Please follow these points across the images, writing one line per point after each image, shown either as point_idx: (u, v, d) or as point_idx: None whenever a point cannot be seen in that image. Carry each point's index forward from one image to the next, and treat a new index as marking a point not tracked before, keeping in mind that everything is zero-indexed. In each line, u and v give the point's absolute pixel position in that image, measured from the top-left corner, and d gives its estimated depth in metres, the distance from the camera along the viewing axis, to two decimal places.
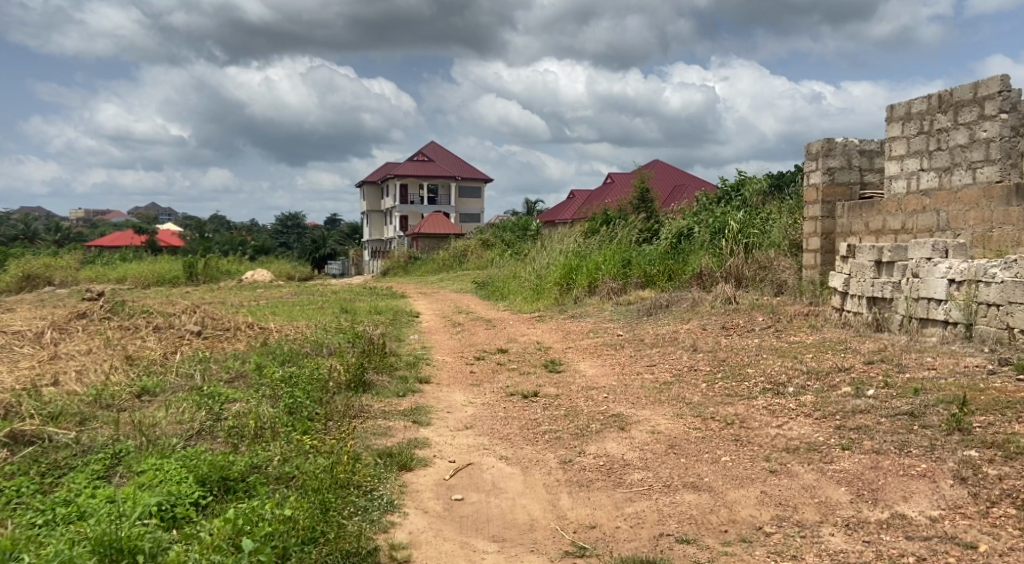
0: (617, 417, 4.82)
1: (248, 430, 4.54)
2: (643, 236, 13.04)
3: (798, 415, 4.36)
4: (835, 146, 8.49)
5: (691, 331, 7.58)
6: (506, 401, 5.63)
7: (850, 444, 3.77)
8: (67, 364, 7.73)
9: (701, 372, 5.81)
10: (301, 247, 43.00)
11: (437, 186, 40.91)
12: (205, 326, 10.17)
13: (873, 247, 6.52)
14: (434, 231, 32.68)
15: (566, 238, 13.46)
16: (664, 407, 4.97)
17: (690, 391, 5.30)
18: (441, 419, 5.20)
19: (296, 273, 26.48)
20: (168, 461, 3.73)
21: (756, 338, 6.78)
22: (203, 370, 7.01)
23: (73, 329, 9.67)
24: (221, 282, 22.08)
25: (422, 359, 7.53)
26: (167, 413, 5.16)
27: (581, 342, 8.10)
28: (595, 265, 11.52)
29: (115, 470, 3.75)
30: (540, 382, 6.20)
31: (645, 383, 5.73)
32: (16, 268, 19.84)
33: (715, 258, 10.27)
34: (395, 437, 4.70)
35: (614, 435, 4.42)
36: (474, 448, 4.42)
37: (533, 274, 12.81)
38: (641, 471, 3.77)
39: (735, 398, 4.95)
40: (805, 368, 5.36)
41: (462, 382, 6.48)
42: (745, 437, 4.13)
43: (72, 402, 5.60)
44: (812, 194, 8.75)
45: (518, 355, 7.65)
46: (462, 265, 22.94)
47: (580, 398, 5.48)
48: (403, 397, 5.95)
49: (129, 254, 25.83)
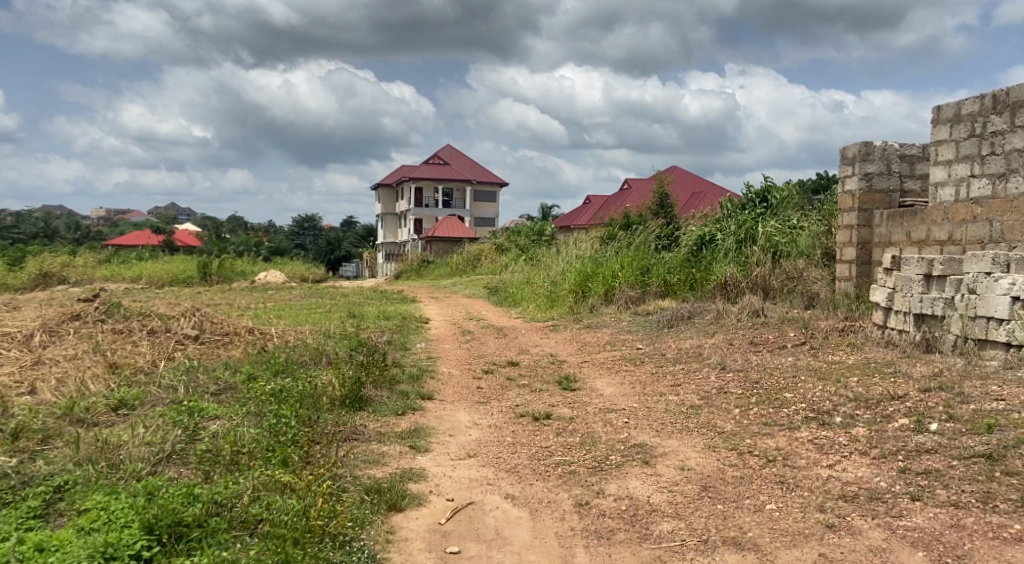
0: (639, 447, 4.24)
1: (223, 456, 4.11)
2: (662, 242, 12.43)
3: (851, 453, 3.76)
4: (873, 149, 7.88)
5: (716, 346, 6.99)
6: (515, 423, 5.06)
7: (920, 494, 3.21)
8: (49, 370, 7.32)
9: (732, 395, 5.21)
10: (315, 249, 42.64)
11: (453, 190, 40.49)
12: (203, 330, 9.72)
13: (921, 259, 5.87)
14: (450, 234, 32.21)
15: (583, 245, 12.89)
16: (692, 437, 4.38)
17: (721, 417, 4.72)
18: (442, 444, 4.64)
19: (310, 275, 26.06)
20: (116, 497, 3.29)
21: (790, 356, 6.18)
22: (188, 381, 6.52)
23: (65, 332, 9.23)
24: (233, 283, 21.73)
25: (426, 371, 6.98)
26: (136, 434, 4.67)
27: (598, 355, 7.52)
28: (612, 272, 10.95)
29: (55, 509, 3.29)
30: (553, 401, 5.62)
31: (669, 406, 5.14)
32: (33, 266, 19.66)
33: (741, 266, 9.64)
34: (386, 467, 4.15)
35: (638, 472, 3.83)
36: (475, 483, 3.86)
37: (547, 280, 12.24)
38: (671, 520, 3.20)
39: (774, 428, 4.36)
40: (852, 394, 4.73)
41: (468, 399, 5.92)
42: (791, 478, 3.54)
43: (38, 418, 5.24)
44: (847, 201, 8.12)
45: (529, 368, 7.08)
46: (475, 269, 22.42)
47: (597, 422, 4.91)
48: (402, 416, 5.41)
49: (143, 252, 25.65)
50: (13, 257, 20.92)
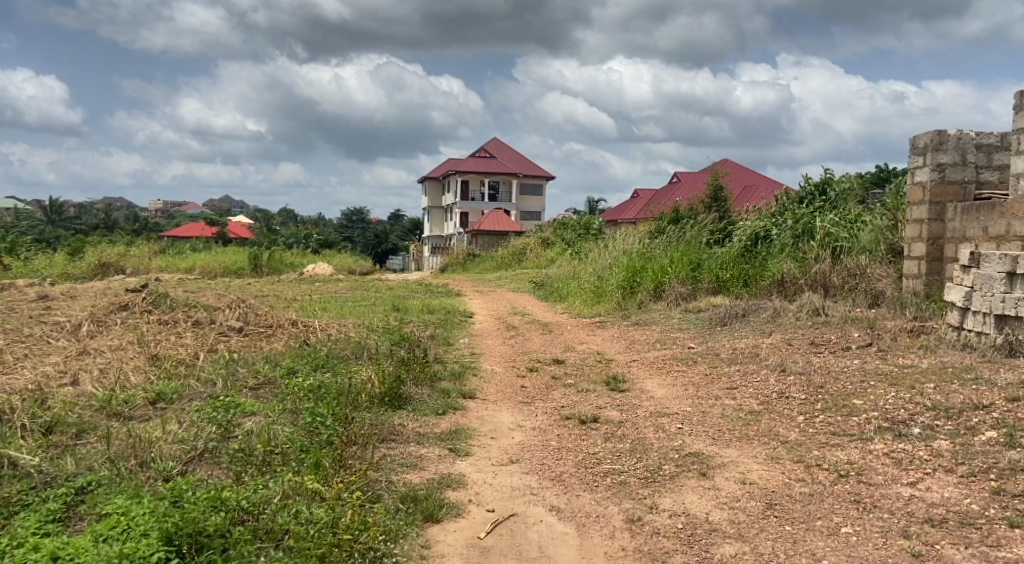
0: (695, 456, 3.93)
1: (255, 456, 3.93)
2: (714, 237, 11.96)
3: (935, 469, 3.48)
4: (947, 138, 7.38)
5: (774, 346, 6.61)
6: (560, 427, 4.78)
7: (1020, 520, 2.95)
8: (93, 361, 7.29)
9: (795, 400, 4.85)
10: (363, 242, 42.89)
11: (499, 183, 40.26)
12: (247, 322, 9.65)
13: (1004, 256, 5.41)
14: (496, 226, 31.98)
15: (631, 239, 12.53)
16: (753, 446, 4.05)
17: (784, 425, 4.37)
18: (484, 447, 4.39)
19: (357, 267, 26.09)
20: (139, 502, 3.12)
21: (856, 359, 5.77)
22: (228, 375, 6.40)
23: (113, 322, 9.24)
24: (283, 275, 21.83)
25: (468, 368, 6.73)
26: (168, 430, 4.52)
27: (648, 354, 7.19)
28: (662, 268, 10.58)
29: (76, 513, 3.12)
30: (601, 403, 5.32)
31: (726, 411, 4.80)
32: (93, 257, 20.06)
33: (799, 263, 9.19)
34: (423, 472, 3.92)
35: (694, 486, 3.52)
36: (517, 493, 3.60)
37: (594, 275, 11.91)
38: (734, 542, 2.97)
39: (843, 439, 4.01)
40: (930, 403, 4.33)
41: (512, 399, 5.65)
42: (868, 497, 3.28)
43: (75, 412, 5.14)
44: (917, 194, 7.62)
45: (575, 366, 6.79)
46: (521, 263, 22.14)
47: (649, 427, 4.60)
48: (442, 416, 5.17)
49: (198, 244, 26.01)
50: (75, 247, 21.39)
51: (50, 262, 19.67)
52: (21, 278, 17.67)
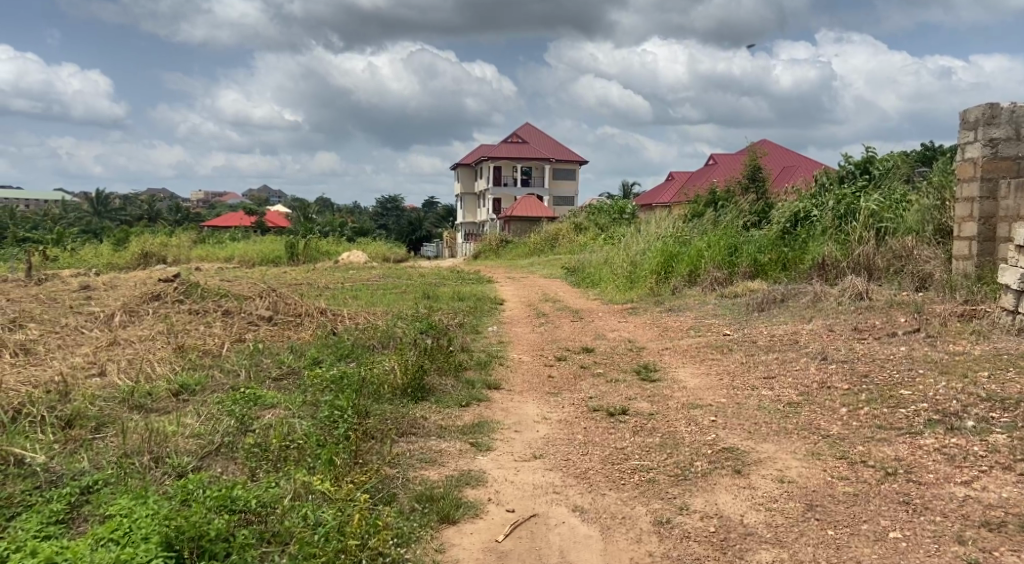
0: (730, 452, 3.70)
1: (271, 452, 3.80)
2: (751, 219, 11.60)
3: (992, 467, 3.23)
4: (1000, 112, 6.99)
5: (814, 333, 6.32)
6: (587, 419, 4.58)
7: None
8: (122, 352, 7.26)
9: (837, 391, 4.59)
10: (397, 229, 42.98)
11: (532, 168, 39.97)
12: (277, 311, 9.59)
13: None
14: (529, 211, 31.73)
15: (665, 223, 12.23)
16: (792, 441, 3.81)
17: (825, 418, 4.12)
18: (507, 441, 4.21)
19: (392, 254, 26.10)
20: (145, 502, 3.00)
21: (903, 346, 5.46)
22: (253, 366, 6.31)
23: (145, 311, 9.26)
24: (319, 262, 21.91)
25: (495, 357, 6.55)
26: (185, 424, 4.41)
27: (681, 342, 6.93)
28: (697, 253, 10.32)
29: (80, 514, 3.01)
30: (631, 394, 5.11)
31: (763, 403, 4.56)
32: (135, 248, 20.31)
33: (840, 245, 8.83)
34: (442, 469, 3.76)
35: (728, 484, 3.30)
36: (540, 491, 3.41)
37: (627, 259, 11.65)
38: (771, 549, 2.77)
39: (890, 434, 3.75)
40: (984, 394, 4.04)
41: (539, 389, 5.46)
42: (918, 498, 3.03)
43: (97, 404, 5.07)
44: (967, 171, 7.23)
45: (605, 355, 6.56)
46: (554, 248, 21.89)
47: (681, 420, 4.38)
48: (466, 408, 5.00)
49: (237, 233, 26.22)
50: (118, 237, 21.72)
51: (95, 253, 19.99)
52: (66, 268, 18.00)
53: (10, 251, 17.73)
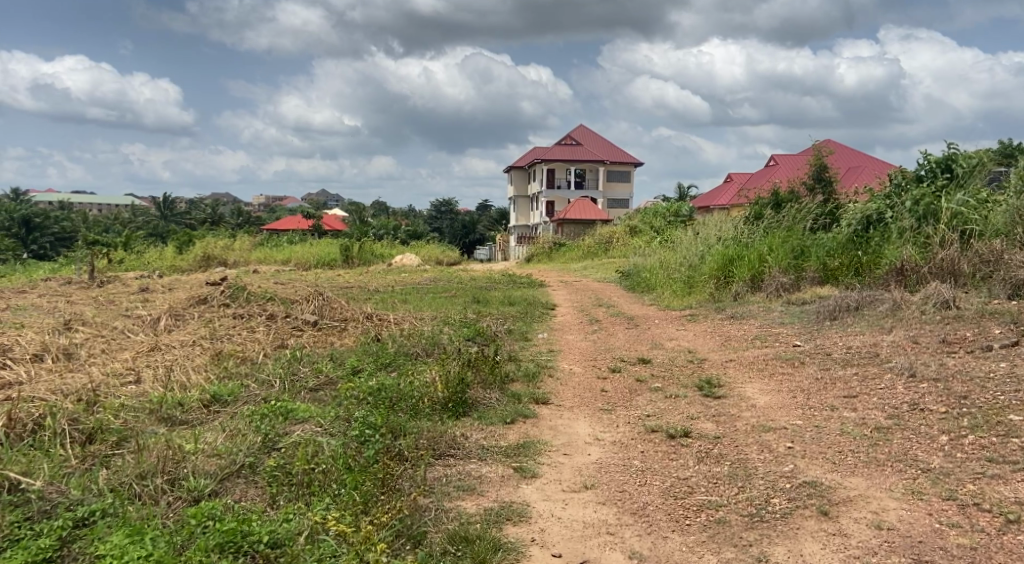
0: (812, 487, 3.19)
1: (293, 475, 3.43)
2: (820, 221, 10.89)
3: None
4: None
5: (896, 345, 5.71)
6: (645, 442, 4.10)
7: None
8: (161, 357, 7.06)
9: (932, 414, 4.02)
10: (451, 232, 42.87)
11: (586, 170, 39.39)
12: (322, 315, 9.32)
13: None
14: (582, 213, 31.19)
15: (726, 225, 11.60)
16: (885, 475, 3.27)
17: (923, 447, 3.56)
18: (556, 466, 3.77)
19: (445, 257, 25.80)
20: (142, 536, 2.65)
21: (1003, 362, 4.83)
22: (289, 375, 5.99)
23: (190, 315, 9.07)
24: (372, 266, 21.75)
25: (544, 367, 6.11)
26: (208, 439, 4.07)
27: (747, 353, 6.37)
28: (760, 256, 9.71)
29: (71, 551, 2.67)
30: (693, 413, 4.61)
31: (847, 427, 4.02)
32: (196, 250, 20.48)
33: (919, 248, 8.14)
34: (481, 499, 3.35)
35: (814, 530, 2.84)
36: (591, 531, 2.97)
37: (685, 263, 11.06)
38: None
39: (1005, 469, 3.19)
40: None
41: (591, 405, 5.00)
42: None
43: (124, 415, 4.80)
44: None
45: (663, 367, 6.06)
46: (607, 252, 21.33)
47: (751, 445, 3.87)
48: (511, 425, 4.57)
49: (293, 236, 26.30)
50: (180, 240, 21.95)
51: (159, 256, 20.19)
52: (131, 271, 18.23)
53: (78, 250, 18.09)
